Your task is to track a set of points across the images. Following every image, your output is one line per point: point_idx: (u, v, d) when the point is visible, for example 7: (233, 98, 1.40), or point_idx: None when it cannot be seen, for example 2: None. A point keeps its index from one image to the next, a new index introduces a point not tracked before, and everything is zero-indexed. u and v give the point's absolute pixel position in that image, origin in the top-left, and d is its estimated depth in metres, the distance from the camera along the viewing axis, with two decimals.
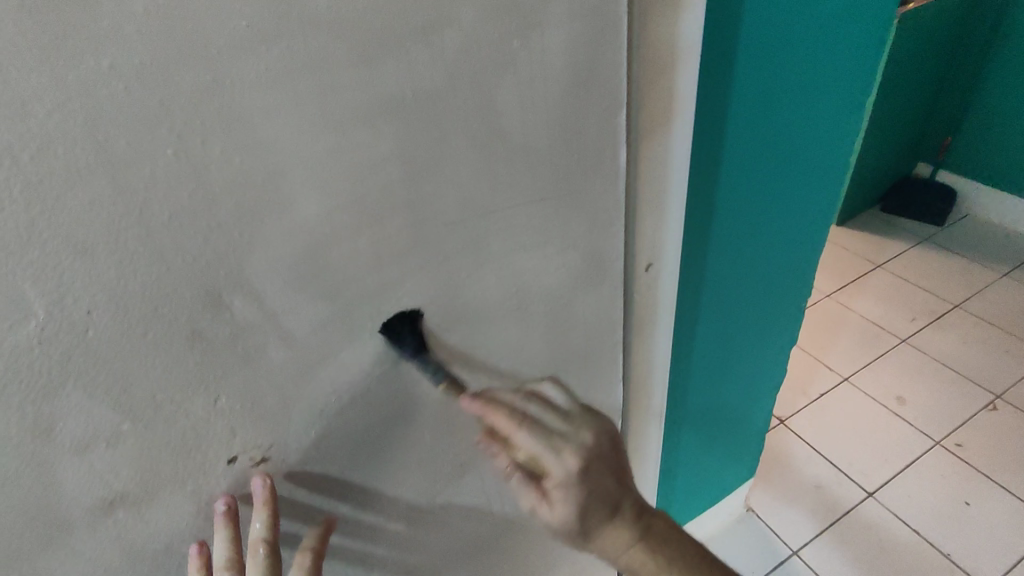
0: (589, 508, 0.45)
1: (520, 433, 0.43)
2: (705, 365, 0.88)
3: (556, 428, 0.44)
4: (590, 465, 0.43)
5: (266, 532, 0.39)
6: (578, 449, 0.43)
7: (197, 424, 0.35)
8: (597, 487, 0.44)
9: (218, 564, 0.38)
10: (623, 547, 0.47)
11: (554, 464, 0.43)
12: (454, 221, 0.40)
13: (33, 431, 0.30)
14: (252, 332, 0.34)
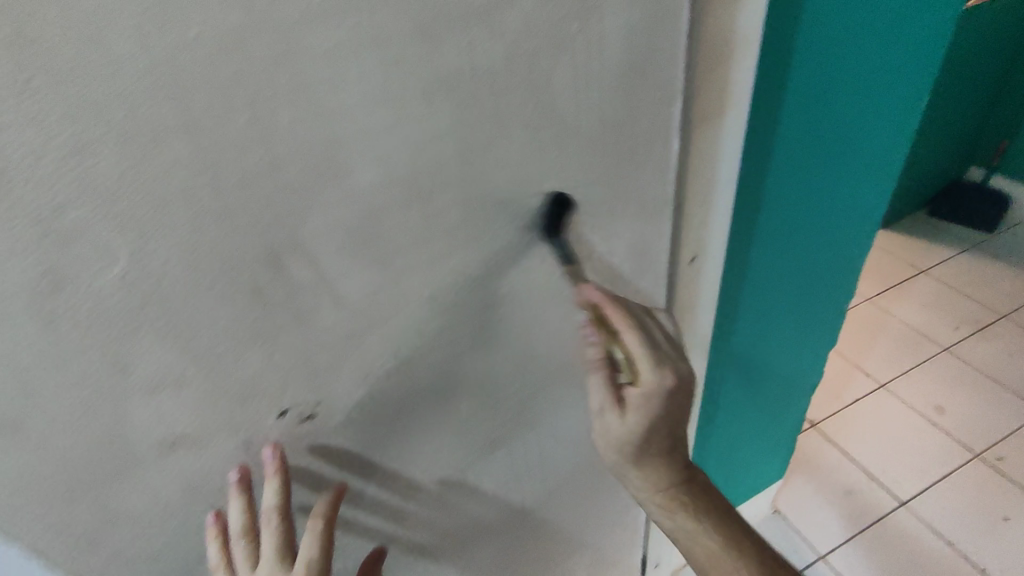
0: (657, 430, 0.49)
1: (628, 337, 0.45)
2: (743, 361, 0.88)
3: (659, 344, 0.46)
4: (679, 388, 0.46)
5: (276, 500, 0.42)
6: (675, 370, 0.46)
7: (254, 376, 0.38)
8: (673, 408, 0.48)
9: (235, 528, 0.42)
10: (658, 485, 0.53)
11: (648, 373, 0.45)
12: (504, 200, 0.41)
13: (110, 370, 0.33)
14: (308, 293, 0.36)
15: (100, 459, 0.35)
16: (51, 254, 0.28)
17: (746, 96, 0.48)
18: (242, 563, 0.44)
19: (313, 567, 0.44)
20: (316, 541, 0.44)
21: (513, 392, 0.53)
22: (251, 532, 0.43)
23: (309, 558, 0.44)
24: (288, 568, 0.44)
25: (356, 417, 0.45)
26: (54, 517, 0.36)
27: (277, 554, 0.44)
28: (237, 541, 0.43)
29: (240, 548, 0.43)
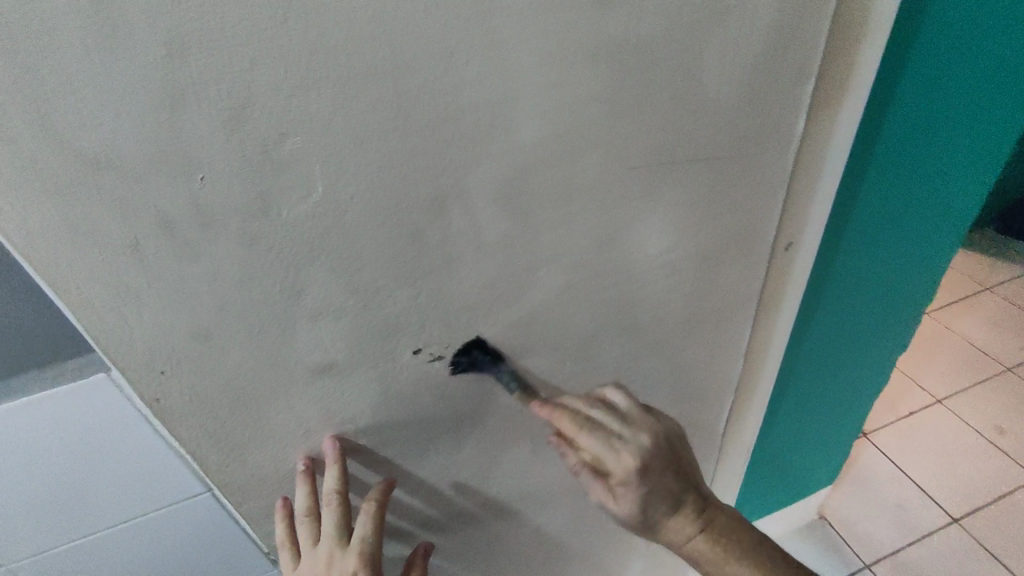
0: (651, 502, 0.51)
1: (583, 436, 0.50)
2: (816, 360, 0.88)
3: (614, 429, 0.50)
4: (648, 465, 0.49)
5: (336, 484, 0.46)
6: (636, 452, 0.49)
7: (399, 313, 0.40)
8: (659, 483, 0.50)
9: (301, 507, 0.46)
10: (687, 539, 0.52)
11: (615, 463, 0.49)
12: (638, 167, 0.42)
13: (286, 292, 0.36)
14: (457, 239, 0.39)
15: (262, 376, 0.39)
16: (265, 179, 0.31)
17: (867, 82, 0.50)
18: (304, 543, 0.47)
19: (365, 544, 0.47)
20: (369, 520, 0.48)
21: (611, 359, 0.55)
22: (313, 513, 0.47)
23: (362, 536, 0.47)
24: (344, 545, 0.47)
25: (473, 365, 0.47)
26: (214, 428, 0.40)
27: (335, 533, 0.47)
28: (300, 520, 0.47)
29: (304, 526, 0.47)
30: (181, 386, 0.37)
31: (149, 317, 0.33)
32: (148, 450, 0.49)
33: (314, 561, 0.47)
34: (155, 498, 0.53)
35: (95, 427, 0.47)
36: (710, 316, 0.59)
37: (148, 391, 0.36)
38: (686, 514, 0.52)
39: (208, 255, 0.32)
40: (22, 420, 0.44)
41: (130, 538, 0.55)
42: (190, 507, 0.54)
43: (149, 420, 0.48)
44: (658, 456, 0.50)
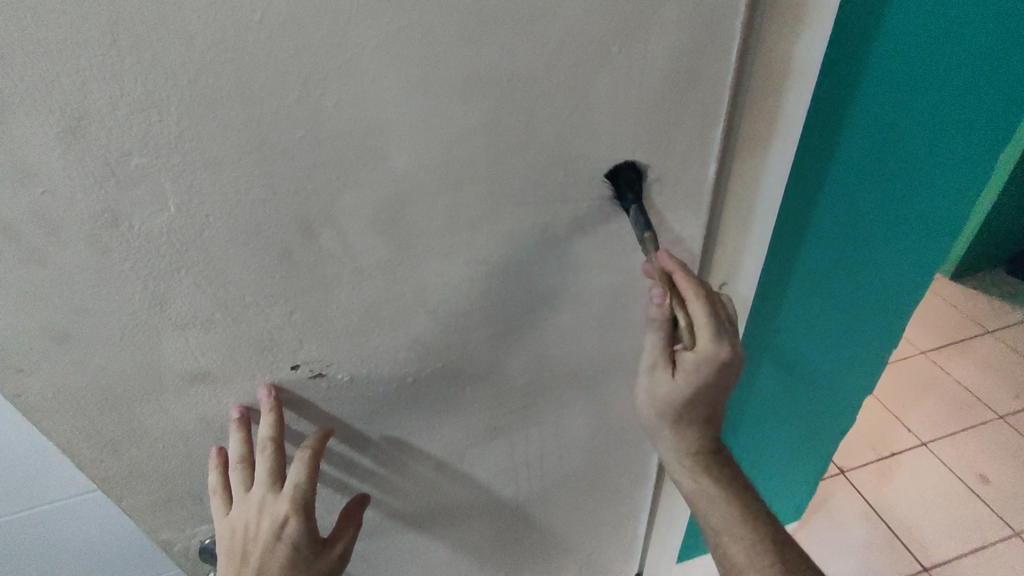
0: (699, 396, 0.51)
1: (683, 308, 0.47)
2: (769, 394, 0.87)
3: (717, 320, 0.47)
4: (731, 363, 0.47)
5: (271, 431, 0.44)
6: (732, 342, 0.46)
7: (274, 329, 0.41)
8: (711, 388, 0.50)
9: (234, 456, 0.46)
10: (684, 453, 0.56)
11: (703, 342, 0.47)
12: (530, 200, 0.42)
13: (147, 303, 0.37)
14: (332, 261, 0.39)
15: (131, 377, 0.40)
16: (112, 193, 0.32)
17: (792, 146, 0.49)
18: (237, 487, 0.46)
19: (298, 490, 0.46)
20: (302, 468, 0.46)
21: (517, 383, 0.55)
22: (247, 458, 0.46)
23: (295, 482, 0.46)
24: (277, 491, 0.46)
25: (364, 381, 0.48)
26: (86, 423, 0.41)
27: (268, 478, 0.46)
28: (235, 466, 0.46)
29: (238, 474, 0.46)
30: (43, 383, 0.38)
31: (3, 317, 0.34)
32: (26, 452, 0.53)
33: (245, 506, 0.46)
34: (51, 498, 0.58)
35: None
36: None
37: (8, 385, 0.37)
38: (698, 426, 0.54)
39: (56, 262, 0.33)
40: None
41: (25, 530, 0.60)
42: (88, 503, 0.60)
43: (19, 426, 0.52)
44: (732, 367, 0.48)
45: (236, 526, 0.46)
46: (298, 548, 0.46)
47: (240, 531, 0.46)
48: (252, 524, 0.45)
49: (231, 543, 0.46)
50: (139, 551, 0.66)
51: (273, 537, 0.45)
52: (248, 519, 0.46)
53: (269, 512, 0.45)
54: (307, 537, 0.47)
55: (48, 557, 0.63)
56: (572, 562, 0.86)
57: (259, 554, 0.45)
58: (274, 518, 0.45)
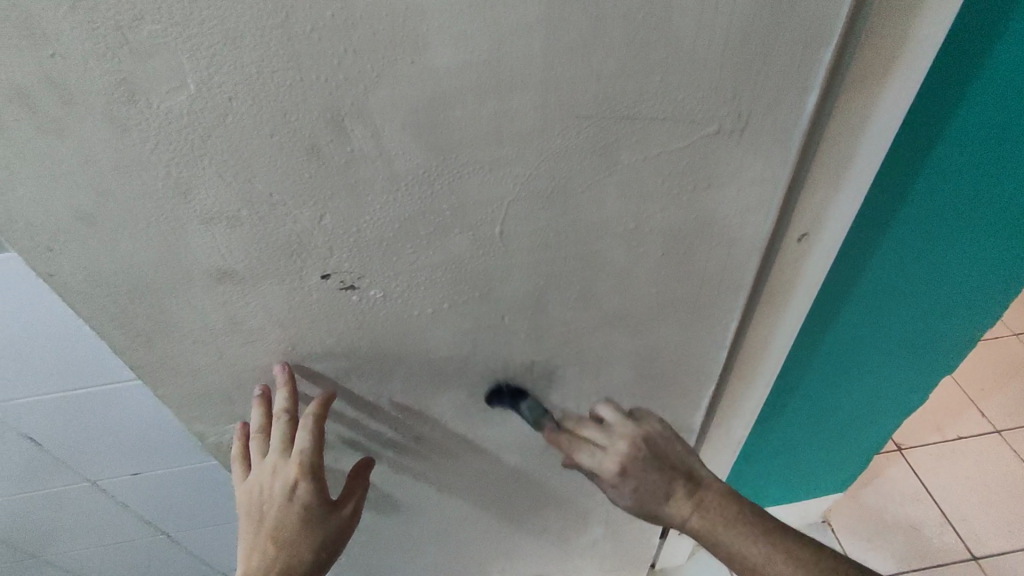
0: (644, 496, 0.56)
1: (581, 455, 0.57)
2: (835, 360, 0.80)
3: (600, 443, 0.58)
4: (627, 467, 0.55)
5: (285, 402, 0.48)
6: (615, 456, 0.56)
7: (302, 232, 0.38)
8: (644, 483, 0.55)
9: (253, 426, 0.50)
10: (688, 520, 0.54)
11: (602, 470, 0.56)
12: (590, 115, 0.37)
13: (171, 191, 0.34)
14: (364, 164, 0.36)
15: (157, 271, 0.38)
16: (128, 61, 0.29)
17: (916, 81, 0.43)
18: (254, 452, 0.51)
19: (305, 454, 0.49)
20: (308, 431, 0.49)
21: (557, 320, 0.52)
22: (262, 426, 0.50)
23: (301, 447, 0.49)
24: (287, 456, 0.49)
25: (397, 302, 0.45)
26: (117, 312, 0.40)
27: (280, 446, 0.49)
28: (253, 437, 0.50)
29: (255, 442, 0.50)
30: (71, 267, 0.37)
31: (25, 193, 0.33)
32: (62, 334, 0.55)
33: (260, 470, 0.50)
34: (91, 379, 0.60)
35: (14, 311, 0.53)
36: (685, 292, 0.53)
37: (38, 265, 0.36)
38: (680, 498, 0.55)
39: (75, 135, 0.31)
40: None
41: (70, 407, 0.64)
42: (124, 387, 0.62)
43: (54, 306, 0.53)
44: (637, 453, 0.56)
45: (252, 490, 0.50)
46: (308, 508, 0.50)
47: (255, 494, 0.50)
48: (266, 486, 0.50)
49: (248, 505, 0.50)
50: (174, 434, 0.70)
51: (284, 497, 0.49)
52: (263, 482, 0.50)
53: (280, 476, 0.49)
54: (316, 497, 0.51)
55: (93, 432, 0.68)
56: (600, 502, 0.85)
57: (276, 513, 0.50)
58: (284, 481, 0.49)
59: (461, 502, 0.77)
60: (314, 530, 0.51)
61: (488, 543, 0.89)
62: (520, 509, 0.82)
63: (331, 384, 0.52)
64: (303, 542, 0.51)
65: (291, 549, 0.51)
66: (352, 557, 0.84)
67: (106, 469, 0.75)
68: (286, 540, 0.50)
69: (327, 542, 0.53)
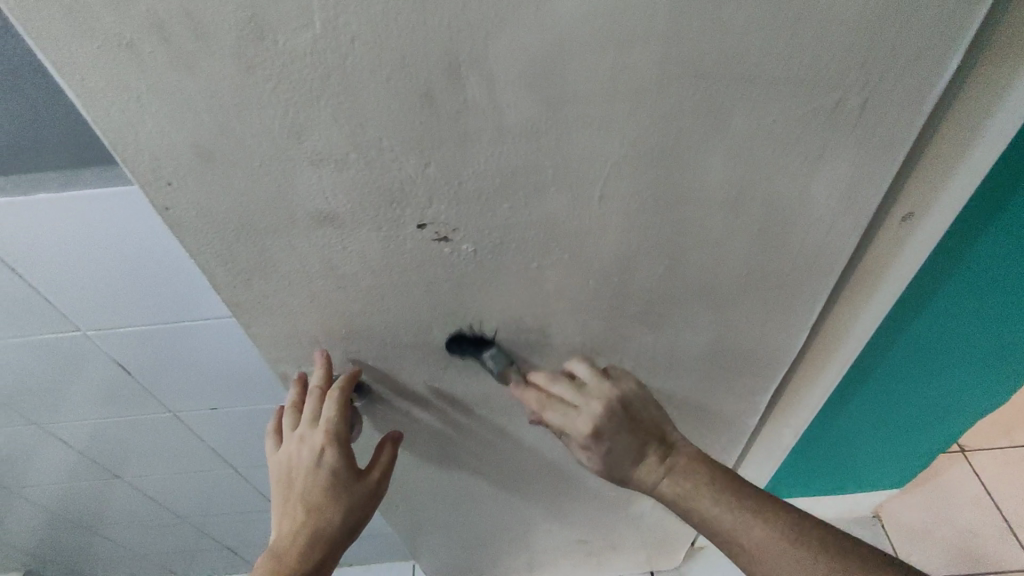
0: (614, 460, 0.58)
1: (552, 413, 0.56)
2: (914, 345, 0.78)
3: (572, 402, 0.56)
4: (598, 429, 0.56)
5: (318, 380, 0.53)
6: (587, 420, 0.56)
7: (405, 180, 0.38)
8: (614, 446, 0.57)
9: (289, 399, 0.55)
10: (657, 482, 0.57)
11: (573, 432, 0.57)
12: (709, 73, 0.36)
13: (286, 132, 0.35)
14: (474, 113, 0.35)
15: (263, 211, 0.39)
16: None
17: None
18: (287, 423, 0.55)
19: (331, 424, 0.53)
20: (334, 403, 0.52)
21: (640, 287, 0.51)
22: (295, 401, 0.54)
23: (328, 417, 0.52)
24: (315, 425, 0.53)
25: (486, 257, 0.45)
26: (222, 250, 0.42)
27: (309, 416, 0.53)
28: (287, 410, 0.55)
29: (289, 414, 0.55)
30: (186, 202, 0.38)
31: (154, 127, 0.34)
32: (169, 265, 0.59)
33: (291, 440, 0.54)
34: (189, 311, 0.64)
35: (128, 240, 0.56)
36: (775, 267, 0.51)
37: (157, 197, 0.38)
38: (648, 463, 0.57)
39: (203, 71, 0.32)
40: (71, 229, 0.55)
41: (165, 338, 0.68)
42: (219, 321, 0.66)
43: (163, 238, 0.57)
44: (612, 417, 0.56)
45: (283, 458, 0.54)
46: (335, 473, 0.54)
47: (287, 461, 0.54)
48: (296, 454, 0.54)
49: (280, 472, 0.54)
50: (255, 371, 0.74)
51: (313, 465, 0.53)
52: (293, 450, 0.54)
53: (309, 444, 0.53)
54: (343, 464, 0.54)
55: (184, 363, 0.72)
56: None
57: (304, 479, 0.53)
58: (312, 449, 0.53)
59: (518, 461, 0.78)
60: (341, 495, 0.55)
61: (539, 502, 0.91)
62: (574, 473, 0.83)
63: (410, 335, 0.52)
64: (331, 507, 0.55)
65: (320, 513, 0.54)
66: (407, 506, 0.87)
67: (186, 400, 0.79)
68: (315, 505, 0.54)
69: (354, 506, 0.57)
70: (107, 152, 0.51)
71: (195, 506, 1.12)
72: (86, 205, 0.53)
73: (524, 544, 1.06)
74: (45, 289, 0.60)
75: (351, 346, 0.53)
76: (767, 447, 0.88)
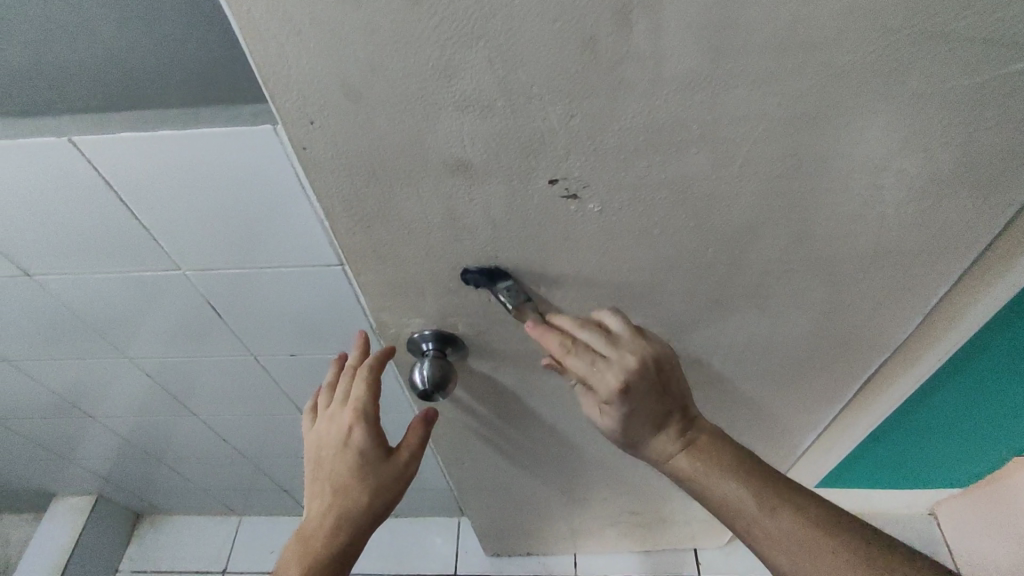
0: (633, 420, 0.54)
1: (576, 362, 0.50)
2: (1018, 345, 0.73)
3: (601, 352, 0.50)
4: (629, 386, 0.50)
5: (353, 360, 0.57)
6: (618, 373, 0.50)
7: (547, 130, 0.37)
8: (642, 405, 0.52)
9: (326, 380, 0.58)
10: (670, 455, 0.54)
11: (597, 385, 0.51)
12: (893, 28, 0.33)
13: (438, 73, 0.34)
14: (634, 60, 0.34)
15: (397, 157, 0.39)
16: None
17: None
18: (323, 403, 0.58)
19: (359, 402, 0.54)
20: (363, 380, 0.54)
21: (759, 262, 0.49)
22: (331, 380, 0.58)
23: (357, 395, 0.54)
24: (345, 404, 0.55)
25: (610, 217, 0.44)
26: (349, 194, 0.41)
27: (341, 395, 0.56)
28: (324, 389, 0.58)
29: (324, 394, 0.58)
30: (324, 142, 0.38)
31: (310, 58, 0.33)
32: (276, 209, 0.59)
33: (322, 419, 0.56)
34: (288, 257, 0.65)
35: (241, 180, 0.57)
36: (908, 253, 0.48)
37: (297, 135, 0.37)
38: (668, 434, 0.54)
39: (371, 3, 0.31)
40: (189, 163, 0.56)
41: (261, 281, 0.69)
42: (317, 270, 0.67)
43: (276, 182, 0.57)
44: (644, 376, 0.50)
45: (315, 437, 0.56)
46: (363, 452, 0.54)
47: (318, 440, 0.55)
48: (327, 432, 0.55)
49: (312, 452, 0.56)
50: (342, 321, 0.75)
51: (342, 443, 0.54)
52: (324, 429, 0.56)
53: (339, 422, 0.55)
54: (371, 444, 0.54)
55: (274, 307, 0.73)
56: None
57: (332, 457, 0.55)
58: (341, 427, 0.54)
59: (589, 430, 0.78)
60: (368, 477, 0.55)
61: (600, 471, 0.91)
62: None
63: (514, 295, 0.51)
64: (358, 489, 0.54)
65: (346, 494, 0.54)
66: (471, 464, 0.87)
67: (269, 345, 0.81)
68: (342, 486, 0.54)
69: (384, 487, 0.56)
70: (244, 91, 0.52)
71: (260, 447, 1.16)
72: (207, 140, 0.53)
73: (576, 510, 1.06)
74: (155, 225, 0.62)
75: (453, 302, 0.52)
76: (841, 436, 0.85)
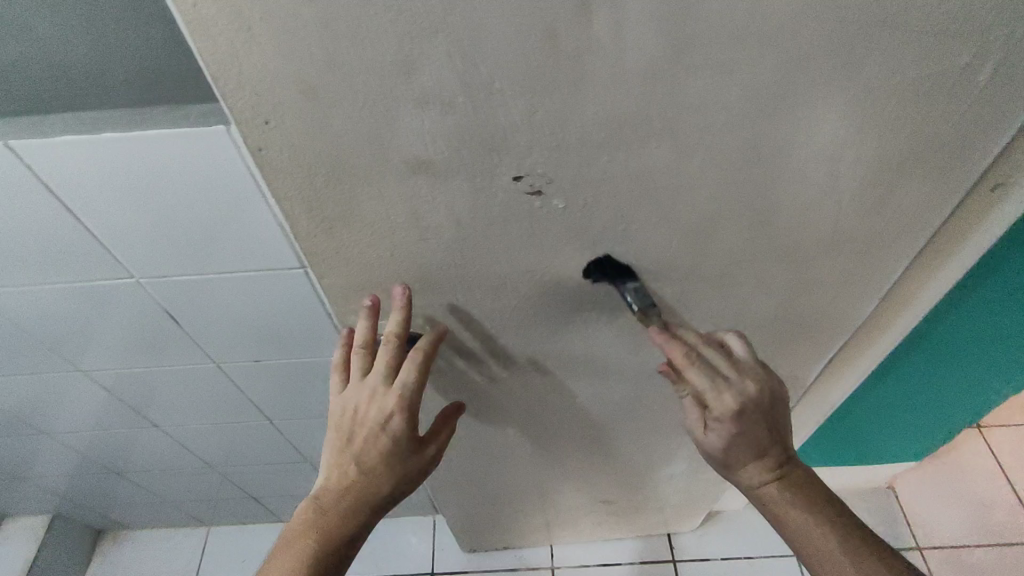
0: (737, 442, 0.56)
1: (701, 376, 0.52)
2: (964, 319, 0.77)
3: (725, 373, 0.53)
4: (744, 410, 0.53)
5: (396, 327, 0.49)
6: (737, 396, 0.53)
7: (510, 126, 0.37)
8: (750, 431, 0.55)
9: (359, 339, 0.51)
10: (757, 482, 0.57)
11: (715, 401, 0.53)
12: (844, 18, 0.33)
13: (397, 69, 0.33)
14: (594, 54, 0.34)
15: (356, 156, 0.38)
16: None
17: None
18: (358, 371, 0.52)
19: (407, 392, 0.51)
20: (412, 368, 0.51)
21: (723, 251, 0.49)
22: (368, 343, 0.51)
23: (406, 383, 0.51)
24: (388, 384, 0.51)
25: (576, 212, 0.43)
26: (308, 195, 0.40)
27: (383, 370, 0.51)
28: (356, 349, 0.52)
29: (357, 356, 0.52)
30: (280, 143, 0.36)
31: (262, 56, 0.32)
32: (233, 212, 0.57)
33: (358, 389, 0.52)
34: (246, 261, 0.63)
35: (195, 183, 0.55)
36: (864, 236, 0.49)
37: (252, 137, 0.36)
38: (766, 462, 0.57)
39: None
40: (139, 167, 0.53)
41: (219, 287, 0.67)
42: (276, 274, 0.65)
43: (230, 184, 0.55)
44: (760, 407, 0.54)
45: (345, 405, 0.52)
46: (398, 439, 0.53)
47: (353, 414, 0.52)
48: (362, 408, 0.52)
49: (343, 422, 0.53)
50: (304, 325, 0.73)
51: (379, 426, 0.52)
52: (359, 399, 0.52)
53: (381, 404, 0.51)
54: (408, 433, 0.53)
55: (233, 313, 0.71)
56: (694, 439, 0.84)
57: (363, 434, 0.52)
58: (384, 412, 0.51)
59: (560, 421, 0.78)
60: (395, 460, 0.54)
61: (573, 461, 0.91)
62: (611, 434, 0.83)
63: (481, 293, 0.51)
64: (384, 472, 0.54)
65: (372, 475, 0.54)
66: (444, 463, 0.87)
67: (230, 352, 0.79)
68: (370, 464, 0.54)
69: (407, 470, 0.56)
70: (194, 89, 0.50)
71: (226, 455, 1.13)
72: (156, 143, 0.51)
73: (551, 502, 1.07)
74: (103, 231, 0.59)
75: (419, 301, 0.52)
76: (803, 415, 0.88)
